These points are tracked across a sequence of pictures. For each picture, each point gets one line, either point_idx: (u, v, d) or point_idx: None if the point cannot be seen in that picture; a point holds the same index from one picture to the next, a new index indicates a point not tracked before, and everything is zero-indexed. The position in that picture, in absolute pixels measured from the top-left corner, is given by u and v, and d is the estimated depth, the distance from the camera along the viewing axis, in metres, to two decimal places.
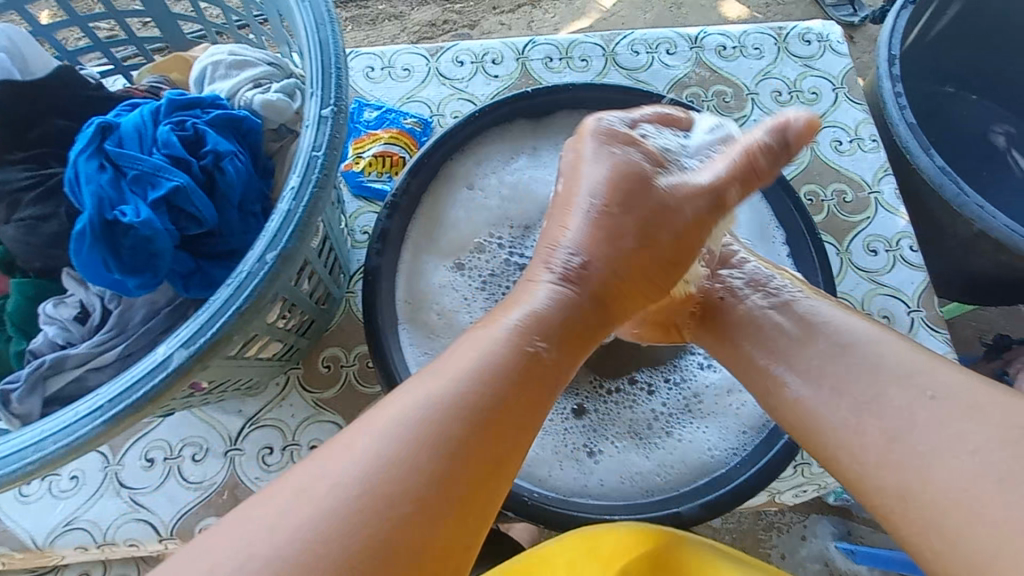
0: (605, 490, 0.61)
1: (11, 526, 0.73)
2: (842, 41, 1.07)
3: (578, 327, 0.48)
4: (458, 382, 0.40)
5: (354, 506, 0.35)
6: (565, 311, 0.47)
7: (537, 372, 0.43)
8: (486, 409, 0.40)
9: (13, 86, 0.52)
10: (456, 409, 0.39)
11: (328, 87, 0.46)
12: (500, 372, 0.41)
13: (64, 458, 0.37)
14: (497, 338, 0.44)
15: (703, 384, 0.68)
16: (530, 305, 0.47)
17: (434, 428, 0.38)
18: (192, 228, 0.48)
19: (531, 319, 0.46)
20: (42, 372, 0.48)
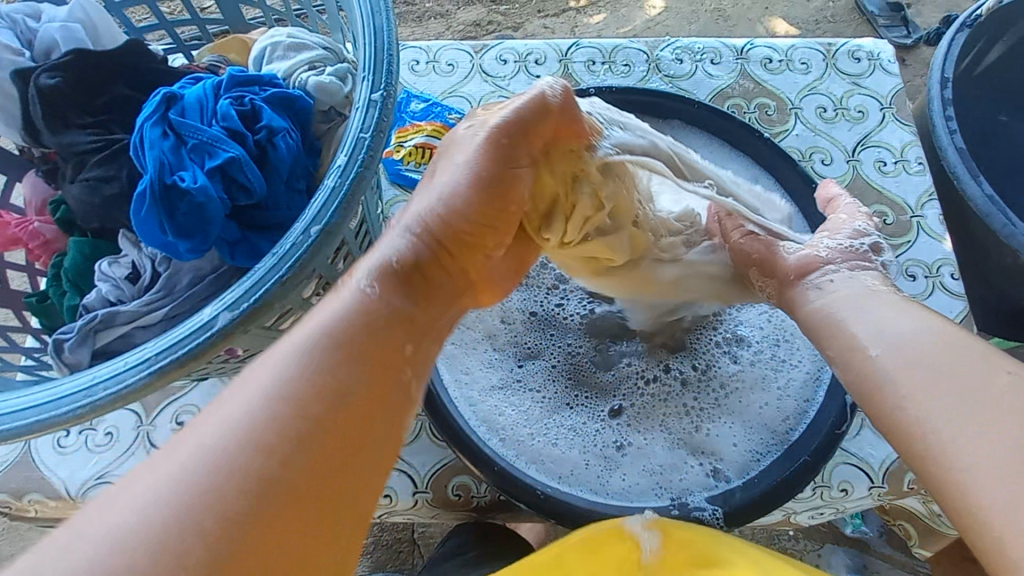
0: (622, 482, 0.62)
1: (49, 474, 0.77)
2: (894, 60, 1.05)
3: (430, 271, 0.46)
4: (316, 337, 0.39)
5: (234, 478, 0.33)
6: (409, 256, 0.45)
7: (393, 320, 0.42)
8: (345, 353, 0.39)
9: (88, 55, 0.56)
10: (315, 363, 0.38)
11: (379, 72, 0.48)
12: (336, 325, 0.40)
13: (112, 405, 0.40)
14: (352, 293, 0.42)
15: (732, 382, 0.67)
16: (375, 255, 0.44)
17: (297, 385, 0.37)
18: (242, 199, 0.50)
19: (375, 269, 0.44)
20: (94, 325, 0.51)
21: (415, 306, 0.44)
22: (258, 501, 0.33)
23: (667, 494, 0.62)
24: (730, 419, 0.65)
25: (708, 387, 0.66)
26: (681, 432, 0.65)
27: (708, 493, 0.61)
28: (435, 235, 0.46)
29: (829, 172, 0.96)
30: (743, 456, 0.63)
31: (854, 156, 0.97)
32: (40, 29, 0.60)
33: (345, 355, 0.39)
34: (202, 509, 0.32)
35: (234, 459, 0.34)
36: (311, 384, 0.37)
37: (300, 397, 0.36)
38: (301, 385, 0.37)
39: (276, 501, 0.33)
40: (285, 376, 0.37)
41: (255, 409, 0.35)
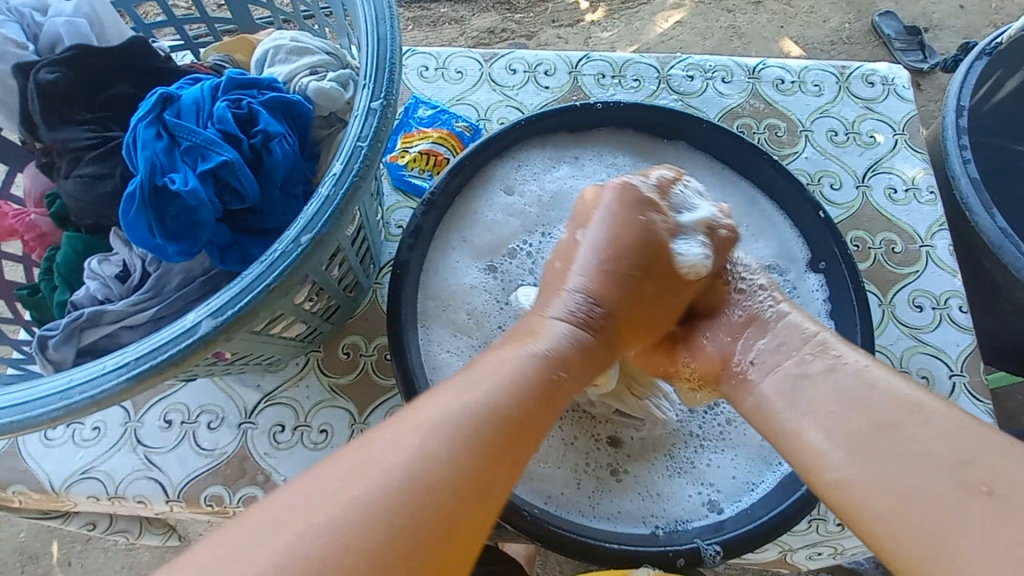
0: (611, 506, 0.61)
1: (33, 467, 0.76)
2: (908, 86, 1.03)
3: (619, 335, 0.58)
4: (488, 391, 0.44)
5: (353, 531, 0.34)
6: (576, 345, 0.53)
7: (553, 388, 0.48)
8: (508, 417, 0.43)
9: (91, 51, 0.56)
10: (498, 419, 0.43)
11: (380, 80, 0.47)
12: (516, 391, 0.45)
13: (85, 409, 0.39)
14: (523, 357, 0.49)
15: (727, 411, 0.67)
16: (549, 339, 0.52)
17: (461, 442, 0.40)
18: (234, 203, 0.49)
19: (550, 351, 0.50)
20: (79, 323, 0.50)
21: (575, 382, 0.51)
22: (424, 532, 0.36)
23: (657, 523, 0.60)
24: (724, 450, 0.65)
25: (701, 417, 0.66)
26: (675, 458, 0.64)
27: (699, 522, 0.60)
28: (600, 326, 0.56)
29: (837, 197, 0.94)
30: (733, 487, 0.62)
31: (864, 182, 0.95)
32: (45, 22, 0.59)
33: (516, 427, 0.43)
34: (383, 550, 0.34)
35: (428, 481, 0.38)
36: (482, 433, 0.41)
37: (467, 444, 0.40)
38: (477, 425, 0.42)
39: (433, 527, 0.36)
40: (442, 422, 0.41)
41: (429, 441, 0.39)
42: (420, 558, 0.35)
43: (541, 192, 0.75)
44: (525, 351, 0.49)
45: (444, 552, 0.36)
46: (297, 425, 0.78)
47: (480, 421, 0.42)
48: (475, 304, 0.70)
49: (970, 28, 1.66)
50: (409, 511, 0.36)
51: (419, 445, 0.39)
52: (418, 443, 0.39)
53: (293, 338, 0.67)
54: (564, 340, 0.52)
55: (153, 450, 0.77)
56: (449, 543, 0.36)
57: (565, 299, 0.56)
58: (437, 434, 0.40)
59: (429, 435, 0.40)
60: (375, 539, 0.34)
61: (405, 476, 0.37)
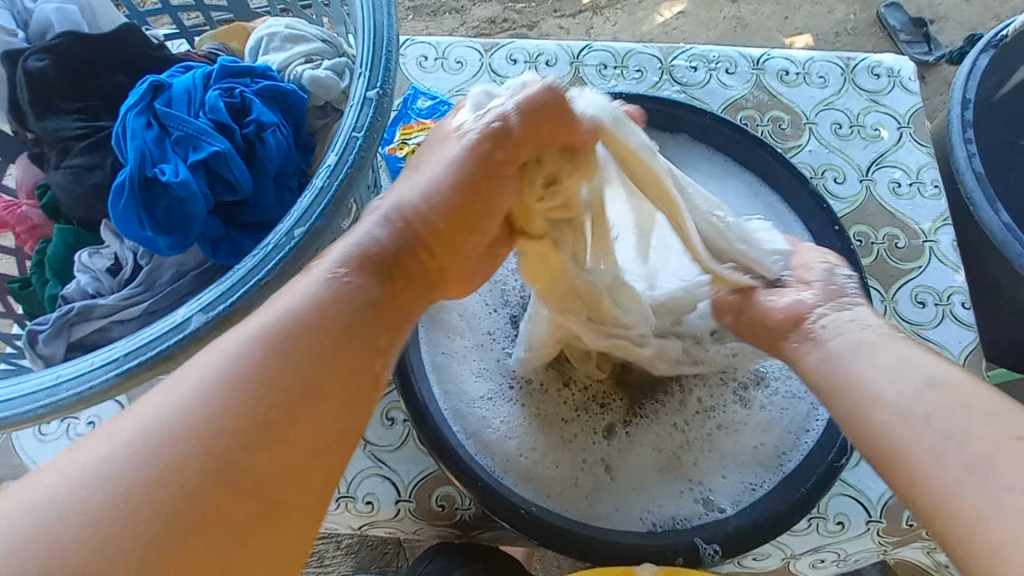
0: (609, 504, 0.60)
1: (28, 460, 0.76)
2: (915, 78, 1.02)
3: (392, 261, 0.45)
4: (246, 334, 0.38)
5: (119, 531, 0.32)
6: (388, 246, 0.45)
7: (340, 307, 0.41)
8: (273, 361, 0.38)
9: (81, 39, 0.54)
10: (309, 334, 0.39)
11: (376, 69, 0.46)
12: (312, 309, 0.40)
13: (75, 405, 0.38)
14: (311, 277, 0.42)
15: (736, 409, 0.64)
16: (361, 233, 0.45)
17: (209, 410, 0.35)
18: (227, 195, 0.48)
19: (356, 253, 0.44)
20: (69, 318, 0.49)
21: (393, 301, 0.44)
22: (210, 473, 0.34)
23: (652, 520, 0.59)
24: (723, 448, 0.62)
25: (699, 414, 0.63)
26: (676, 456, 0.62)
27: (697, 520, 0.59)
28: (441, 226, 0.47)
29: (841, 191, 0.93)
30: (734, 487, 0.60)
31: (868, 176, 0.94)
32: (35, 9, 0.58)
33: (318, 342, 0.39)
34: (166, 492, 0.33)
35: (212, 420, 0.35)
36: (288, 347, 0.38)
37: (290, 362, 0.38)
38: (293, 345, 0.38)
39: (229, 466, 0.34)
40: (285, 338, 0.38)
41: (218, 389, 0.36)
42: (197, 496, 0.33)
43: None
44: (330, 259, 0.43)
45: (229, 485, 0.34)
46: None
47: (307, 342, 0.39)
48: (468, 304, 0.68)
49: (977, 21, 1.63)
50: (184, 449, 0.34)
51: (198, 392, 0.36)
52: (217, 377, 0.36)
53: None
54: (378, 242, 0.45)
55: None
56: (245, 480, 0.35)
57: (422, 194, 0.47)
58: (220, 367, 0.37)
59: (230, 367, 0.37)
60: (146, 477, 0.33)
61: (181, 408, 0.35)
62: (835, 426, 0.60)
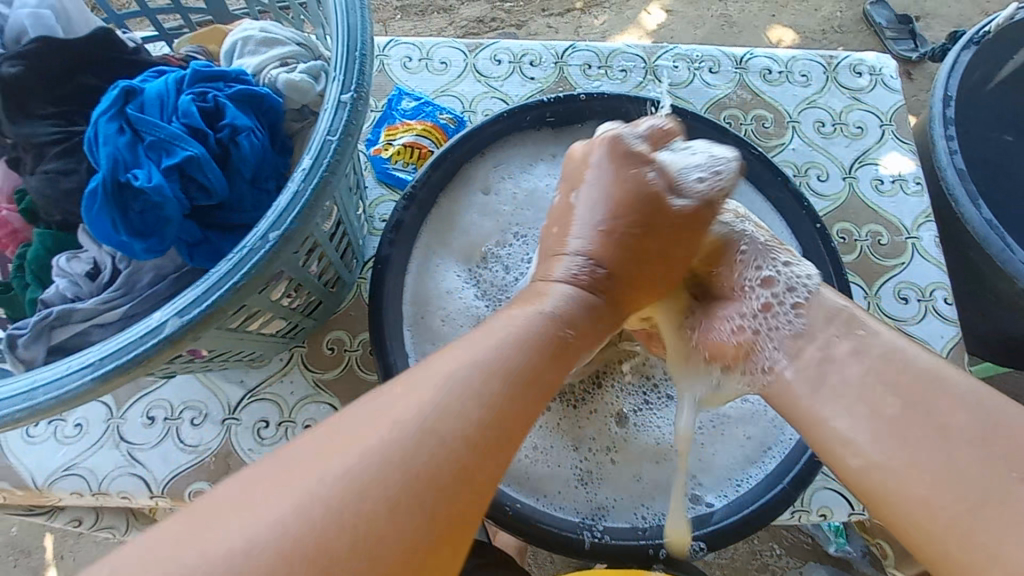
0: (606, 496, 0.61)
1: (14, 464, 0.76)
2: (896, 76, 1.03)
3: (592, 317, 0.50)
4: (459, 374, 0.40)
5: None
6: (580, 305, 0.49)
7: (554, 352, 0.45)
8: (505, 382, 0.41)
9: (54, 43, 0.54)
10: (487, 381, 0.40)
11: (350, 73, 0.46)
12: (507, 356, 0.42)
13: (51, 409, 0.38)
14: (518, 320, 0.45)
15: (725, 405, 0.66)
16: (552, 293, 0.49)
17: (404, 454, 0.36)
18: (202, 198, 0.48)
19: (555, 307, 0.48)
20: (49, 322, 0.49)
21: (582, 350, 0.47)
22: (423, 521, 0.35)
23: (638, 515, 0.60)
24: (711, 445, 0.64)
25: (689, 407, 0.65)
26: (667, 452, 0.63)
27: (686, 514, 0.60)
28: (605, 280, 0.52)
29: (824, 188, 0.94)
30: (718, 482, 0.61)
31: (851, 173, 0.95)
32: (10, 12, 0.58)
33: (511, 392, 0.41)
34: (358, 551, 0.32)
35: (390, 470, 0.35)
36: (484, 393, 0.40)
37: (467, 414, 0.38)
38: (490, 385, 0.40)
39: (427, 514, 0.35)
40: (428, 405, 0.38)
41: (435, 417, 0.38)
42: (424, 541, 0.34)
43: (516, 191, 0.75)
44: (533, 312, 0.46)
45: (445, 532, 0.35)
46: (281, 420, 0.78)
47: (488, 390, 0.40)
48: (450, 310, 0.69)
49: (962, 17, 1.65)
50: (424, 485, 0.35)
51: (398, 428, 0.37)
52: (378, 440, 0.36)
53: (273, 335, 0.67)
54: (568, 298, 0.49)
55: (136, 447, 0.77)
56: (436, 526, 0.35)
57: (566, 263, 0.52)
58: (397, 428, 0.36)
59: (394, 424, 0.37)
60: (351, 537, 0.32)
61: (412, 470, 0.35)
62: None
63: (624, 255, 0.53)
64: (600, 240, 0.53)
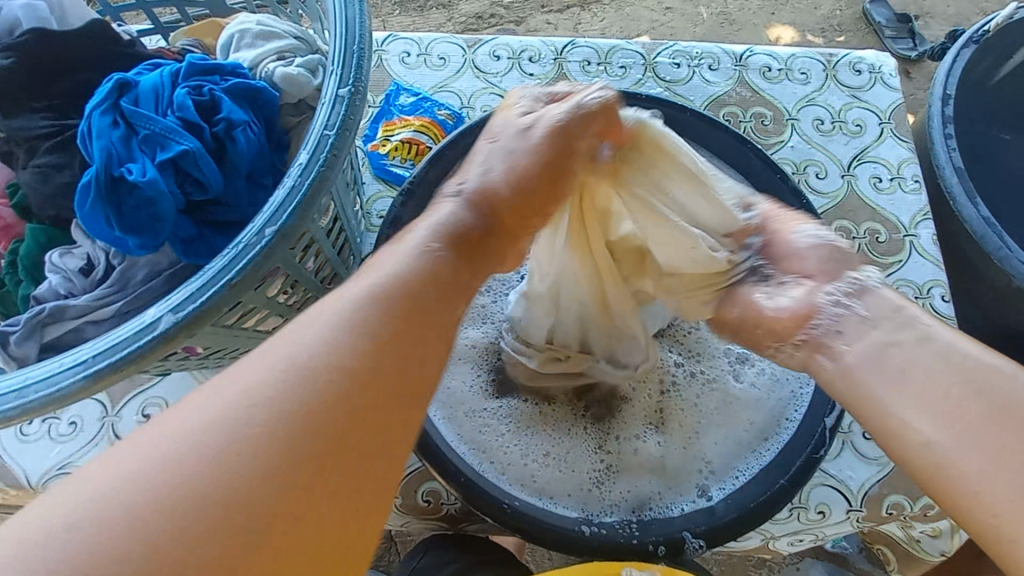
0: (609, 490, 0.61)
1: (8, 462, 0.75)
2: (895, 74, 1.03)
3: (473, 238, 0.45)
4: (330, 314, 0.36)
5: None
6: (463, 223, 0.45)
7: (440, 278, 0.41)
8: (380, 315, 0.37)
9: (47, 35, 0.53)
10: (354, 327, 0.36)
11: (348, 67, 0.46)
12: (386, 293, 0.39)
13: (43, 408, 0.38)
14: (396, 252, 0.42)
15: (730, 395, 0.65)
16: (431, 217, 0.44)
17: (286, 417, 0.32)
18: (197, 193, 0.48)
19: (431, 230, 0.44)
20: (41, 319, 0.48)
21: (464, 268, 0.43)
22: (298, 471, 0.31)
23: (642, 508, 0.60)
24: (718, 433, 0.64)
25: (689, 400, 0.66)
26: (671, 445, 0.64)
27: (689, 507, 0.60)
28: (496, 211, 0.47)
29: (824, 186, 0.94)
30: (724, 473, 0.61)
31: (849, 171, 0.95)
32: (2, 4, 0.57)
33: (389, 330, 0.37)
34: (221, 515, 0.29)
35: (250, 426, 0.31)
36: (354, 329, 0.36)
37: (336, 353, 0.35)
38: (365, 322, 0.36)
39: (296, 462, 0.31)
40: (302, 364, 0.34)
41: (292, 377, 0.33)
42: (282, 498, 0.30)
43: None
44: (411, 248, 0.42)
45: (318, 476, 0.32)
46: None
47: (356, 326, 0.36)
48: None
49: (961, 16, 1.65)
50: (288, 438, 0.32)
51: (245, 387, 0.33)
52: (228, 405, 0.32)
53: (269, 332, 0.66)
54: (452, 220, 0.45)
55: None
56: (306, 472, 0.32)
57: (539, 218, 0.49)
58: (258, 376, 0.33)
59: (258, 376, 0.33)
60: (210, 500, 0.29)
61: (279, 423, 0.32)
62: (814, 419, 0.61)
63: (533, 184, 0.48)
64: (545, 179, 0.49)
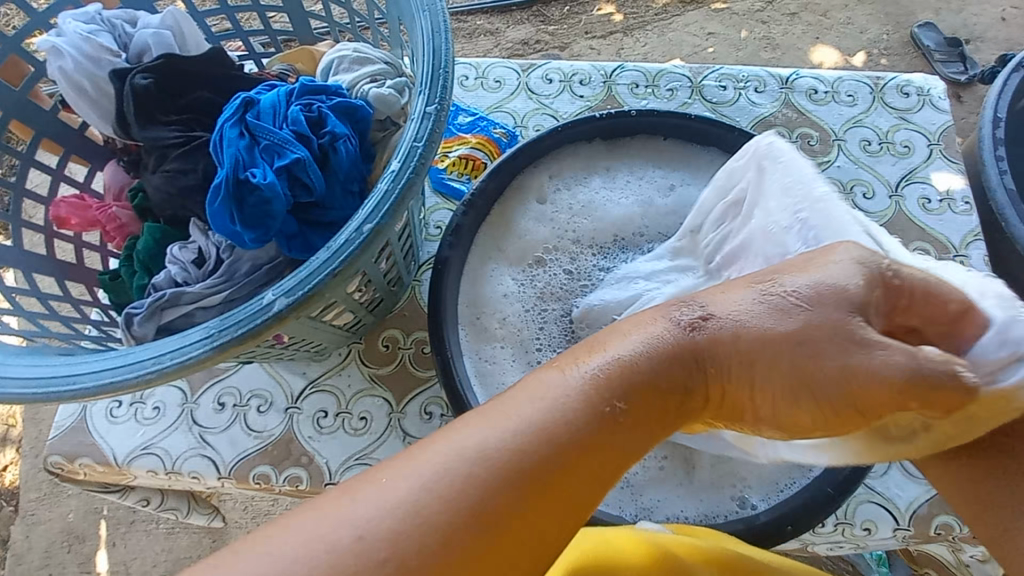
0: (651, 496, 0.63)
1: (100, 441, 0.83)
2: (944, 97, 1.03)
3: (645, 399, 0.40)
4: (514, 451, 0.36)
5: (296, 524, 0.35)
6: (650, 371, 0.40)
7: (600, 437, 0.38)
8: (550, 463, 0.36)
9: (180, 61, 0.62)
10: (542, 431, 0.37)
11: (434, 87, 0.52)
12: (577, 415, 0.37)
13: (175, 373, 0.43)
14: (567, 391, 0.38)
15: None
16: (614, 360, 0.39)
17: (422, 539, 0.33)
18: (303, 196, 0.54)
19: (611, 382, 0.39)
20: (160, 303, 0.56)
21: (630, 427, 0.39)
22: (469, 555, 0.33)
23: (682, 514, 0.63)
24: None
25: None
26: (717, 463, 0.65)
27: (730, 517, 0.62)
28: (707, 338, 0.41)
29: (870, 206, 0.95)
30: (767, 485, 0.63)
31: (898, 191, 0.96)
32: (135, 34, 0.66)
33: (536, 480, 0.36)
34: (413, 550, 0.33)
35: (461, 486, 0.35)
36: (547, 450, 0.36)
37: (501, 495, 0.35)
38: (514, 479, 0.35)
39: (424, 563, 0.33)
40: (437, 491, 0.35)
41: (437, 490, 0.35)
42: None
43: (574, 199, 0.79)
44: (576, 384, 0.38)
45: (506, 533, 0.34)
46: (339, 410, 0.83)
47: (518, 473, 0.36)
48: (506, 312, 0.73)
49: (1014, 39, 1.63)
50: (480, 503, 0.34)
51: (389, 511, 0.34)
52: (448, 474, 0.35)
53: (340, 327, 0.72)
54: (625, 375, 0.39)
55: (207, 430, 0.83)
56: (507, 529, 0.34)
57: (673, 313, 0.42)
58: (466, 466, 0.35)
59: (455, 451, 0.36)
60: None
61: (419, 504, 0.34)
62: None
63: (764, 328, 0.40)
64: (753, 309, 0.40)
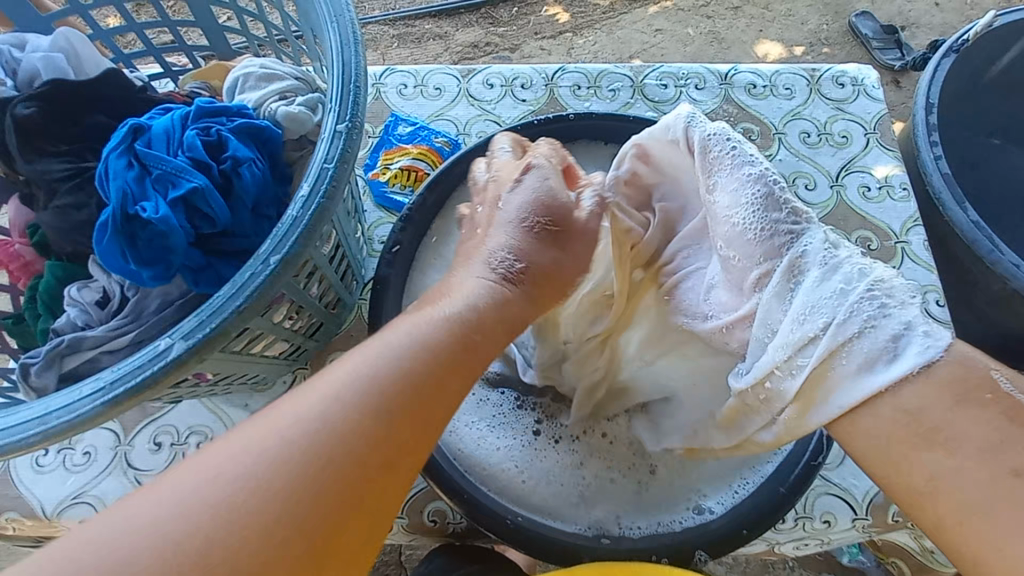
0: (606, 507, 0.61)
1: (23, 492, 0.77)
2: (878, 86, 1.06)
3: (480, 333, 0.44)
4: (368, 375, 0.39)
5: None
6: (497, 310, 0.46)
7: (463, 358, 0.43)
8: (403, 386, 0.40)
9: (66, 86, 0.57)
10: (393, 386, 0.39)
11: (345, 104, 0.49)
12: (411, 365, 0.41)
13: (64, 432, 0.40)
14: (429, 321, 0.43)
15: None
16: (461, 300, 0.46)
17: (282, 477, 0.35)
18: (205, 227, 0.51)
19: (456, 314, 0.44)
20: (59, 350, 0.51)
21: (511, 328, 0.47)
22: (325, 478, 0.35)
23: (639, 523, 0.60)
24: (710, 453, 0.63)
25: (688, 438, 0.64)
26: (673, 472, 0.63)
27: (685, 522, 0.60)
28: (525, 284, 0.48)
29: (812, 197, 0.96)
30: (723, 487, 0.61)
31: (839, 181, 0.97)
32: (24, 58, 0.61)
33: (401, 406, 0.39)
34: (273, 506, 0.34)
35: (300, 455, 0.35)
36: (376, 407, 0.38)
37: (362, 432, 0.37)
38: (377, 395, 0.39)
39: (276, 501, 0.34)
40: (287, 444, 0.36)
41: (299, 434, 0.36)
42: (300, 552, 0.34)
43: None
44: (436, 314, 0.44)
45: (377, 474, 0.37)
46: None
47: (370, 401, 0.38)
48: None
49: (946, 25, 1.69)
50: (285, 488, 0.35)
51: (243, 470, 0.35)
52: (278, 437, 0.36)
53: (276, 357, 0.69)
54: (482, 299, 0.46)
55: (143, 472, 0.78)
56: (366, 483, 0.36)
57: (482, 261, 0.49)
58: (300, 427, 0.36)
59: (279, 433, 0.36)
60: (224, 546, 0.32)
61: (258, 468, 0.35)
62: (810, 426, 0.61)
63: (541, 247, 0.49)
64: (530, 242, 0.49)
